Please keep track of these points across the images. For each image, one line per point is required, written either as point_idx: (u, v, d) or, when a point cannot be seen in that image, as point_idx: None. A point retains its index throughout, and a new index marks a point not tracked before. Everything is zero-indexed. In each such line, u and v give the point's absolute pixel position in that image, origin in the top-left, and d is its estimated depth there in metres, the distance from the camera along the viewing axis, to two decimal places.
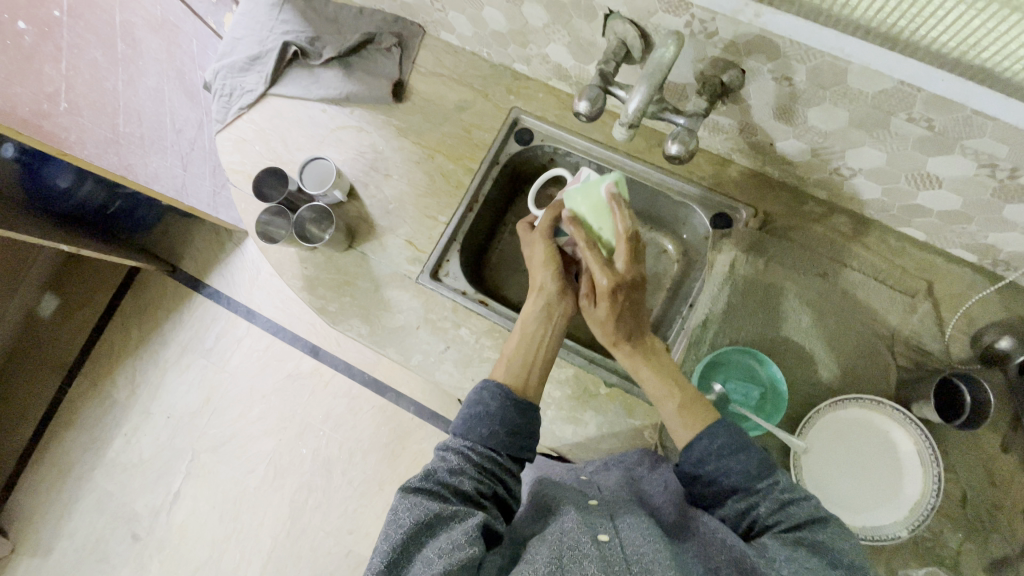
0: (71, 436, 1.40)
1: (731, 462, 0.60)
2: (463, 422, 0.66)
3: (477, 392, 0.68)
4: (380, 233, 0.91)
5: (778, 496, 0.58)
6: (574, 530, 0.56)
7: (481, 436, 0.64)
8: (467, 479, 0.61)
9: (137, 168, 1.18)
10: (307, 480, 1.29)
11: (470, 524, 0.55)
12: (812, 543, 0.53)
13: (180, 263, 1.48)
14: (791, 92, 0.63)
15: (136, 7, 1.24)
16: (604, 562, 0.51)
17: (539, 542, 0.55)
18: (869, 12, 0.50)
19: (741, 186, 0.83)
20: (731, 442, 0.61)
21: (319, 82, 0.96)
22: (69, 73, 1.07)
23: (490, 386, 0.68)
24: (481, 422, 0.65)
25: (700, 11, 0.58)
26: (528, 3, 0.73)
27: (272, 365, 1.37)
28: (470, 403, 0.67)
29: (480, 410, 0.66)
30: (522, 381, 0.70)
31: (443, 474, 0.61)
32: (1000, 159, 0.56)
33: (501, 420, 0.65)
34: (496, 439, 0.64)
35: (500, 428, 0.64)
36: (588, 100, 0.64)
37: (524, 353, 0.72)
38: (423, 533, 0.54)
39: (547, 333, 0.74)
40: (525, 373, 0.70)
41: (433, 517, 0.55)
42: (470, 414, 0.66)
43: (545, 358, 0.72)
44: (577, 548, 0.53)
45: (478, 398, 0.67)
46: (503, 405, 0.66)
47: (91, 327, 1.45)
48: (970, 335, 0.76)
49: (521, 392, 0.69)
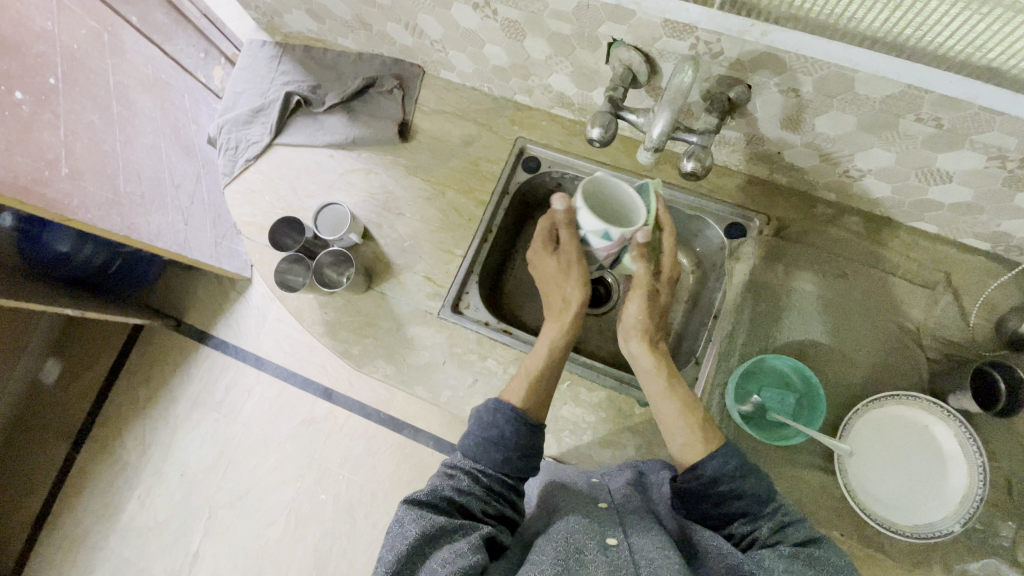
0: (83, 504, 1.36)
1: (741, 484, 0.60)
2: (473, 443, 0.66)
3: (493, 413, 0.67)
4: (397, 271, 0.91)
5: (781, 517, 0.58)
6: (581, 533, 0.57)
7: (493, 460, 0.65)
8: (474, 498, 0.61)
9: (140, 228, 1.12)
10: (331, 528, 1.25)
11: (475, 537, 0.55)
12: (810, 556, 0.53)
13: (185, 316, 1.44)
14: (798, 103, 0.65)
15: (129, 69, 1.25)
16: (611, 566, 0.53)
17: (545, 542, 0.57)
18: (874, 24, 0.52)
19: (749, 196, 0.85)
20: (745, 464, 0.61)
21: (324, 128, 0.98)
22: (67, 139, 1.04)
23: (505, 407, 0.68)
24: (494, 446, 0.65)
25: (705, 33, 0.59)
26: (530, 38, 0.75)
27: (285, 413, 1.34)
28: (483, 424, 0.67)
29: (493, 434, 0.66)
30: (536, 405, 0.71)
31: (449, 492, 0.60)
32: (1010, 150, 0.58)
33: (514, 446, 0.66)
34: (509, 465, 0.65)
35: (512, 454, 0.65)
36: (601, 127, 0.66)
37: (540, 375, 0.73)
38: (427, 544, 0.53)
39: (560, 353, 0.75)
40: (540, 397, 0.72)
41: (438, 528, 0.54)
42: (483, 437, 0.66)
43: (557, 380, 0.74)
44: (583, 552, 0.54)
45: (493, 420, 0.67)
46: (517, 429, 0.66)
47: (98, 389, 1.42)
48: (993, 322, 0.77)
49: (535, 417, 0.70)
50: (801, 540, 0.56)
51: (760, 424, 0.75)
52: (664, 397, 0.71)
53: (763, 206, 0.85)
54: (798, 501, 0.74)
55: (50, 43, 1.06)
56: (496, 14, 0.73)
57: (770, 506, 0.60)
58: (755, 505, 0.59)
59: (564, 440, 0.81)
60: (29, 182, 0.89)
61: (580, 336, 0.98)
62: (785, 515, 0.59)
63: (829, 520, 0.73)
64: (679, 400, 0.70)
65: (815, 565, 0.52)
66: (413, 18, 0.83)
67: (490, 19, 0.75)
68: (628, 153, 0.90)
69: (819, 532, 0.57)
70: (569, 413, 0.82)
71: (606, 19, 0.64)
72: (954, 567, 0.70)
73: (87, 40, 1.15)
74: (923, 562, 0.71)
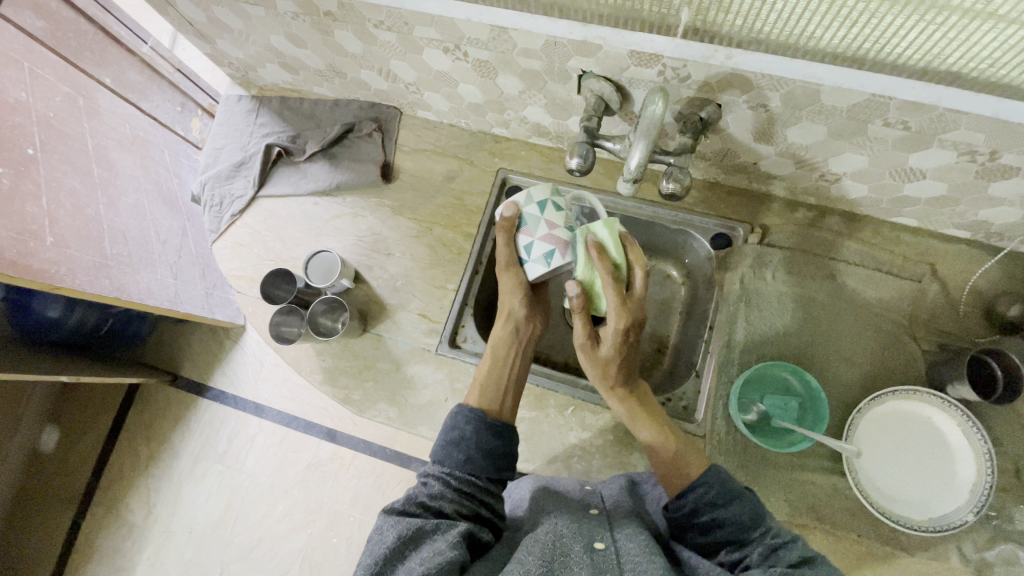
0: (92, 572, 1.33)
1: (723, 513, 0.60)
2: (441, 449, 0.68)
3: (452, 417, 0.71)
4: (392, 311, 0.91)
5: (770, 540, 0.57)
6: (569, 536, 0.57)
7: (457, 462, 0.66)
8: (448, 502, 0.61)
9: (130, 287, 1.10)
10: (346, 572, 1.23)
11: (454, 536, 0.56)
12: (797, 573, 0.52)
13: (181, 370, 1.42)
14: (769, 117, 0.67)
15: (107, 131, 1.26)
16: (596, 567, 0.52)
17: (531, 543, 0.57)
18: (834, 41, 0.54)
19: (731, 205, 0.87)
20: (726, 489, 0.61)
21: (307, 176, 0.99)
22: (50, 207, 1.04)
23: (464, 410, 0.71)
24: (457, 448, 0.68)
25: (671, 60, 0.61)
26: (502, 75, 0.77)
27: (289, 459, 1.31)
28: (447, 429, 0.70)
29: (456, 437, 0.69)
30: (497, 403, 0.73)
31: (424, 498, 0.62)
32: (978, 145, 0.59)
33: (475, 445, 0.68)
34: (473, 464, 0.66)
35: (476, 453, 0.67)
36: (579, 157, 0.68)
37: (498, 378, 0.75)
38: (406, 547, 0.54)
39: (516, 356, 0.78)
40: (500, 395, 0.74)
41: (416, 531, 0.55)
42: (447, 440, 0.69)
43: (516, 383, 0.76)
44: (569, 553, 0.54)
45: (453, 423, 0.70)
46: (478, 428, 0.69)
47: (98, 453, 1.40)
48: (983, 308, 0.78)
49: (497, 414, 0.72)
50: (795, 561, 0.54)
51: (766, 432, 0.76)
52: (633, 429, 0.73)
53: (746, 214, 0.86)
54: (811, 505, 0.74)
55: (26, 113, 1.07)
56: (466, 55, 0.75)
57: (760, 529, 0.59)
58: (740, 532, 0.59)
59: (574, 466, 0.82)
60: (16, 256, 0.89)
61: (579, 357, 0.99)
62: (774, 537, 0.58)
63: (844, 521, 0.73)
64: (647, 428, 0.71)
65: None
66: (385, 64, 0.85)
67: (460, 60, 0.76)
68: (609, 175, 0.91)
69: (814, 549, 0.56)
70: (576, 439, 0.82)
71: (574, 53, 0.66)
72: (973, 557, 0.70)
73: (63, 107, 1.16)
74: (942, 554, 0.71)
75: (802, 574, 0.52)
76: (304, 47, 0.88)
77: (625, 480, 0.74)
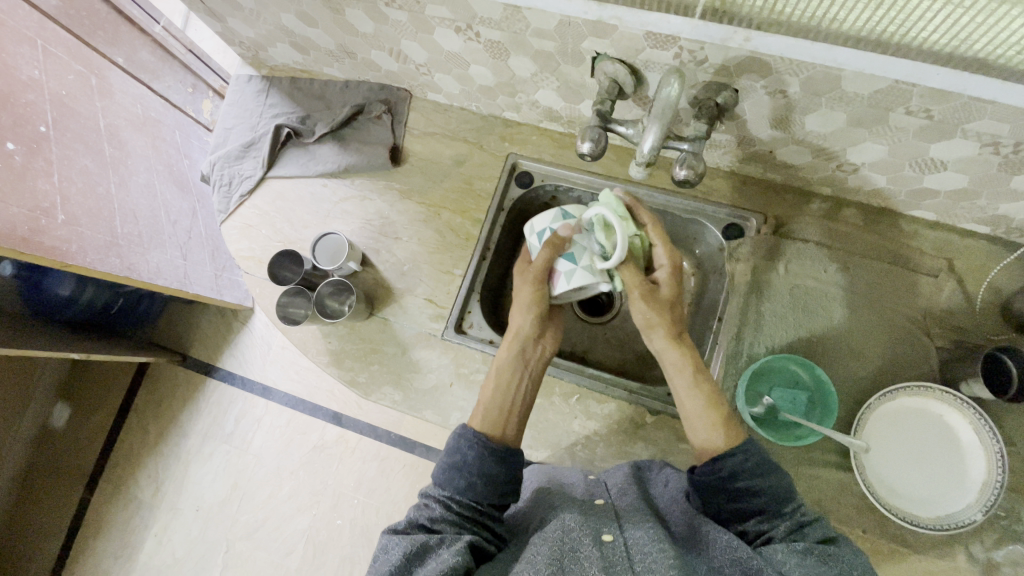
0: (101, 545, 1.35)
1: (760, 483, 0.59)
2: (441, 469, 0.67)
3: (454, 439, 0.68)
4: (399, 295, 0.91)
5: (799, 518, 0.57)
6: (577, 529, 0.57)
7: (458, 488, 0.64)
8: (449, 522, 0.61)
9: (139, 266, 1.11)
10: (349, 553, 1.24)
11: (457, 546, 0.56)
12: (826, 552, 0.52)
13: (190, 350, 1.43)
14: (787, 103, 0.65)
15: (119, 110, 1.26)
16: (605, 562, 0.52)
17: (540, 540, 0.57)
18: (858, 23, 0.52)
19: (745, 195, 0.86)
20: (765, 462, 0.60)
21: (316, 158, 0.98)
22: (62, 185, 1.05)
23: (468, 433, 0.68)
24: (458, 474, 0.65)
25: (688, 42, 0.60)
26: (514, 57, 0.75)
27: (295, 440, 1.32)
28: (447, 451, 0.67)
29: (457, 460, 0.66)
30: (500, 429, 0.71)
31: (425, 519, 0.62)
32: (1003, 136, 0.57)
33: (478, 472, 0.65)
34: (475, 491, 0.64)
35: (478, 480, 0.64)
36: (591, 141, 0.66)
37: (503, 402, 0.73)
38: (411, 563, 0.55)
39: (525, 379, 0.75)
40: (503, 419, 0.72)
41: (419, 547, 0.56)
42: (448, 465, 0.66)
43: (523, 406, 0.73)
44: (578, 549, 0.54)
45: (456, 448, 0.67)
46: (477, 447, 0.66)
47: (108, 430, 1.42)
48: (1000, 305, 0.76)
49: (500, 439, 0.70)
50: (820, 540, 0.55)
51: (774, 425, 0.76)
52: (690, 391, 0.70)
53: (759, 205, 0.85)
54: (818, 500, 0.73)
55: (39, 91, 1.07)
56: (478, 36, 0.73)
57: (789, 505, 0.58)
58: (770, 504, 0.58)
59: (578, 454, 0.82)
60: (26, 233, 0.89)
61: (586, 346, 0.98)
62: (803, 515, 0.58)
63: (850, 517, 0.72)
64: (702, 398, 0.68)
65: (829, 560, 0.51)
66: (396, 45, 0.84)
67: (472, 41, 0.75)
68: (621, 162, 0.90)
69: (835, 531, 0.56)
70: (581, 427, 0.82)
71: (588, 34, 0.65)
72: (981, 556, 0.69)
73: (75, 85, 1.16)
74: (949, 553, 0.70)
75: (825, 553, 0.52)
76: (315, 27, 0.88)
77: (629, 466, 0.74)
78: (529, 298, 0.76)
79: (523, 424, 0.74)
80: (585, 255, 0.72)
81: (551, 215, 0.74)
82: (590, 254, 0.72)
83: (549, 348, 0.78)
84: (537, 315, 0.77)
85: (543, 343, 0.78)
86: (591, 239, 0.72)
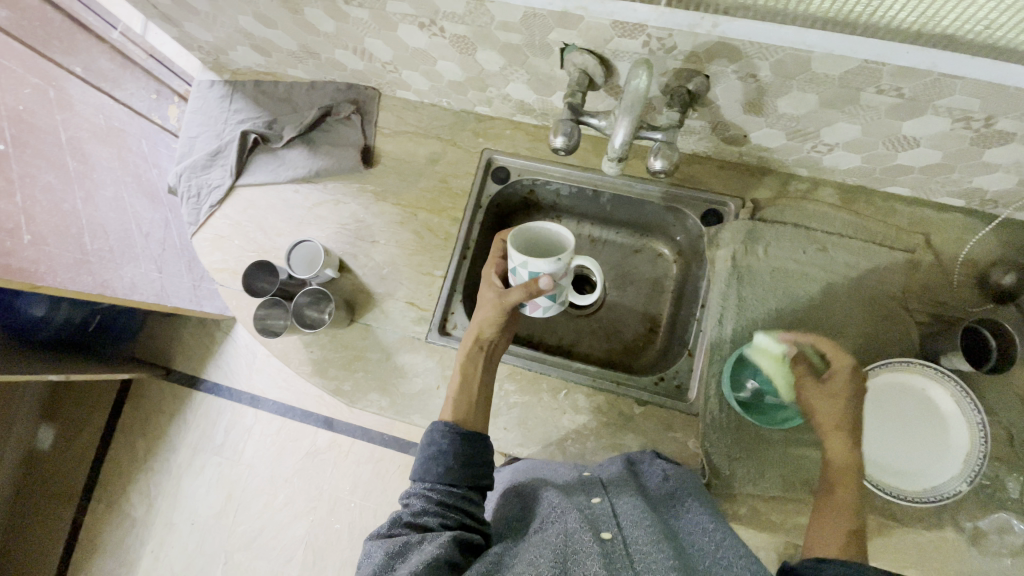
0: (96, 565, 1.33)
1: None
2: (420, 465, 0.66)
3: (427, 433, 0.68)
4: (379, 300, 0.89)
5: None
6: (577, 530, 0.56)
7: (438, 475, 0.64)
8: (432, 515, 0.61)
9: (114, 283, 1.09)
10: (350, 556, 1.23)
11: (439, 540, 0.56)
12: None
13: (174, 363, 1.41)
14: (758, 87, 0.64)
15: (79, 122, 1.22)
16: (608, 561, 0.52)
17: (541, 543, 0.56)
18: (824, 6, 0.52)
19: (722, 180, 0.85)
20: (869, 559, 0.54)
21: (285, 164, 0.96)
22: (25, 205, 1.02)
23: (439, 425, 0.68)
24: (435, 461, 0.65)
25: (656, 30, 0.59)
26: (481, 50, 0.73)
27: (288, 448, 1.32)
28: (423, 444, 0.67)
29: (433, 450, 0.66)
30: (470, 415, 0.71)
31: (408, 516, 0.61)
32: (973, 111, 0.57)
33: (453, 456, 0.65)
34: (453, 474, 0.64)
35: (454, 462, 0.64)
36: (564, 135, 0.65)
37: (467, 390, 0.73)
38: (394, 561, 0.55)
39: (485, 370, 0.75)
40: (472, 408, 0.72)
41: (401, 545, 0.56)
42: (426, 456, 0.66)
43: (486, 394, 0.74)
44: (580, 549, 0.53)
45: (429, 439, 0.67)
46: (454, 439, 0.66)
47: (96, 448, 1.39)
48: (976, 277, 0.77)
49: (470, 424, 0.70)
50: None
51: (761, 408, 0.76)
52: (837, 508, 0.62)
53: (738, 188, 0.85)
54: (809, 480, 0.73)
55: None
56: (443, 31, 0.72)
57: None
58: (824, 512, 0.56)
59: (570, 449, 0.81)
60: None
61: (572, 339, 0.97)
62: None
63: None
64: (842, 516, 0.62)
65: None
66: (360, 43, 0.81)
67: (438, 37, 0.74)
68: (596, 152, 0.89)
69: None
70: (570, 422, 0.82)
71: (555, 25, 0.63)
72: (967, 526, 0.71)
73: (31, 99, 1.12)
74: (935, 524, 0.71)
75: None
76: (274, 28, 0.85)
77: (622, 458, 0.74)
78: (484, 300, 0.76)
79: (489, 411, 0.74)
80: (561, 293, 0.72)
81: (551, 263, 0.65)
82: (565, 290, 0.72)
83: (504, 345, 0.78)
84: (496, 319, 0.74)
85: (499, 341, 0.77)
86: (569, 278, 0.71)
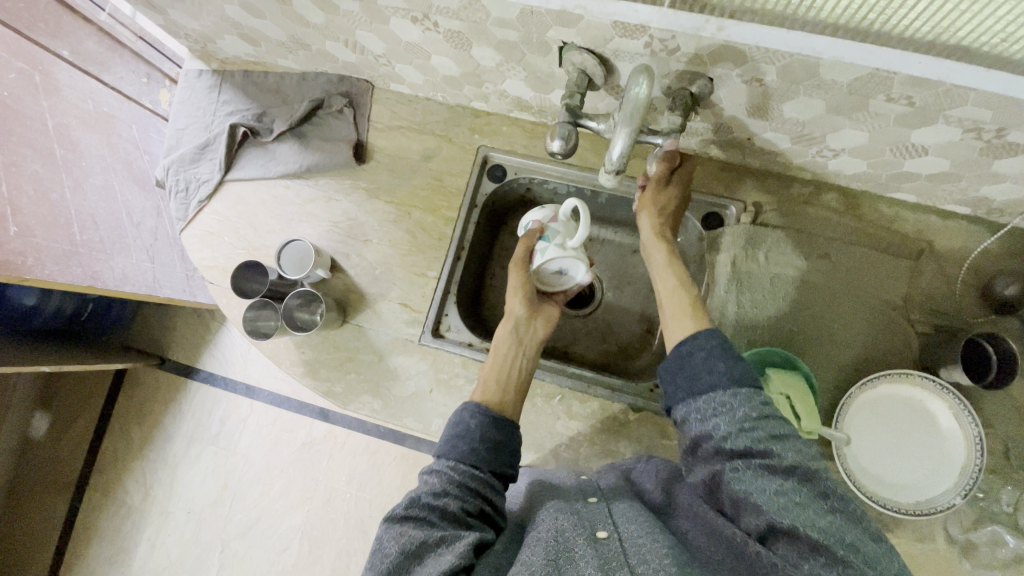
0: (93, 552, 1.34)
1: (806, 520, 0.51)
2: (445, 442, 0.64)
3: (457, 413, 0.67)
4: (372, 301, 0.88)
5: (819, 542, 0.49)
6: (570, 530, 0.55)
7: (462, 452, 0.62)
8: (452, 497, 0.58)
9: (104, 275, 1.07)
10: (345, 546, 1.24)
11: (460, 544, 0.53)
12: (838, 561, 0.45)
13: (168, 353, 1.40)
14: (763, 92, 0.62)
15: (67, 108, 1.20)
16: (601, 560, 0.51)
17: (534, 540, 0.55)
18: (836, 11, 0.49)
19: (723, 183, 0.83)
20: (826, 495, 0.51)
21: (276, 158, 0.93)
22: (11, 194, 1.03)
23: (470, 406, 0.67)
24: (462, 440, 0.64)
25: (659, 31, 0.56)
26: (476, 46, 0.71)
27: (283, 439, 1.31)
28: (451, 423, 0.66)
29: (460, 429, 0.65)
30: (500, 399, 0.70)
31: (428, 496, 0.58)
32: (985, 122, 0.55)
33: (479, 437, 0.64)
34: (477, 456, 0.62)
35: (478, 444, 0.63)
36: (561, 139, 0.63)
37: (496, 372, 0.72)
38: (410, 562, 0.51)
39: (519, 357, 0.74)
40: (502, 391, 0.71)
41: (419, 543, 0.52)
42: (452, 434, 0.65)
43: (519, 380, 0.72)
44: (573, 549, 0.52)
45: (457, 419, 0.66)
46: (482, 422, 0.65)
47: (91, 437, 1.39)
48: (979, 287, 0.76)
49: (500, 408, 0.69)
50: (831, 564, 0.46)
51: None
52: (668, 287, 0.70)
53: (739, 192, 0.83)
54: None
55: None
56: (437, 26, 0.69)
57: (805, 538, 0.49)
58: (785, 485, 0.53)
59: (563, 455, 0.80)
60: None
61: (567, 340, 0.96)
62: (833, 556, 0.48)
63: None
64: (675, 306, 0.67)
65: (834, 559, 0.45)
66: (351, 35, 0.78)
67: (431, 31, 0.71)
68: (595, 151, 0.86)
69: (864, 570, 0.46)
70: (564, 428, 0.81)
71: (554, 24, 0.60)
72: (959, 537, 0.70)
73: (17, 84, 1.11)
74: (929, 535, 0.71)
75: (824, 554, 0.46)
76: (262, 18, 0.82)
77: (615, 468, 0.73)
78: (517, 280, 0.78)
79: (522, 399, 0.72)
80: (557, 239, 0.72)
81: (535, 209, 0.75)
82: (562, 238, 0.72)
83: (541, 330, 0.77)
84: (524, 296, 0.78)
85: (536, 326, 0.77)
86: (564, 225, 0.72)
